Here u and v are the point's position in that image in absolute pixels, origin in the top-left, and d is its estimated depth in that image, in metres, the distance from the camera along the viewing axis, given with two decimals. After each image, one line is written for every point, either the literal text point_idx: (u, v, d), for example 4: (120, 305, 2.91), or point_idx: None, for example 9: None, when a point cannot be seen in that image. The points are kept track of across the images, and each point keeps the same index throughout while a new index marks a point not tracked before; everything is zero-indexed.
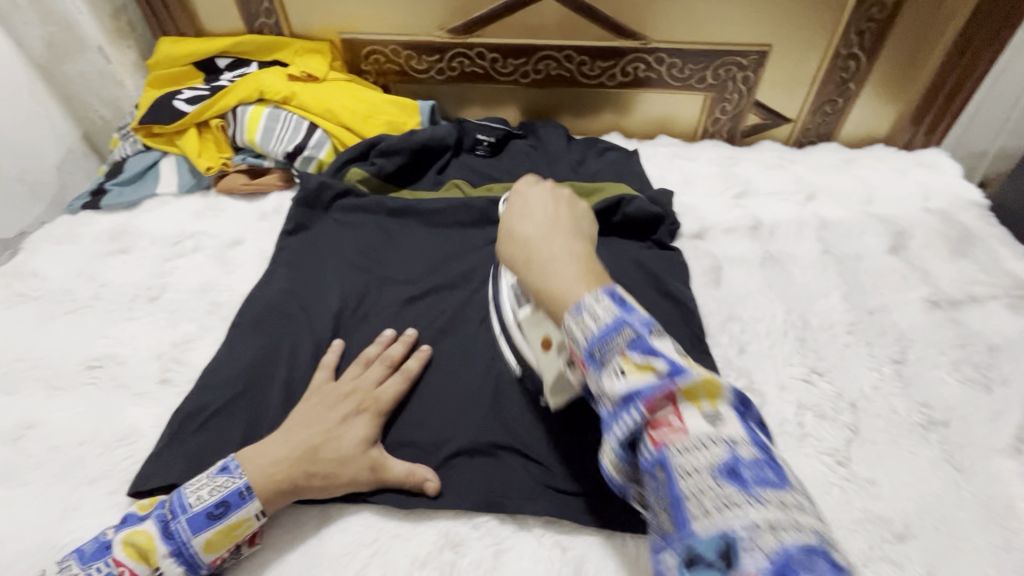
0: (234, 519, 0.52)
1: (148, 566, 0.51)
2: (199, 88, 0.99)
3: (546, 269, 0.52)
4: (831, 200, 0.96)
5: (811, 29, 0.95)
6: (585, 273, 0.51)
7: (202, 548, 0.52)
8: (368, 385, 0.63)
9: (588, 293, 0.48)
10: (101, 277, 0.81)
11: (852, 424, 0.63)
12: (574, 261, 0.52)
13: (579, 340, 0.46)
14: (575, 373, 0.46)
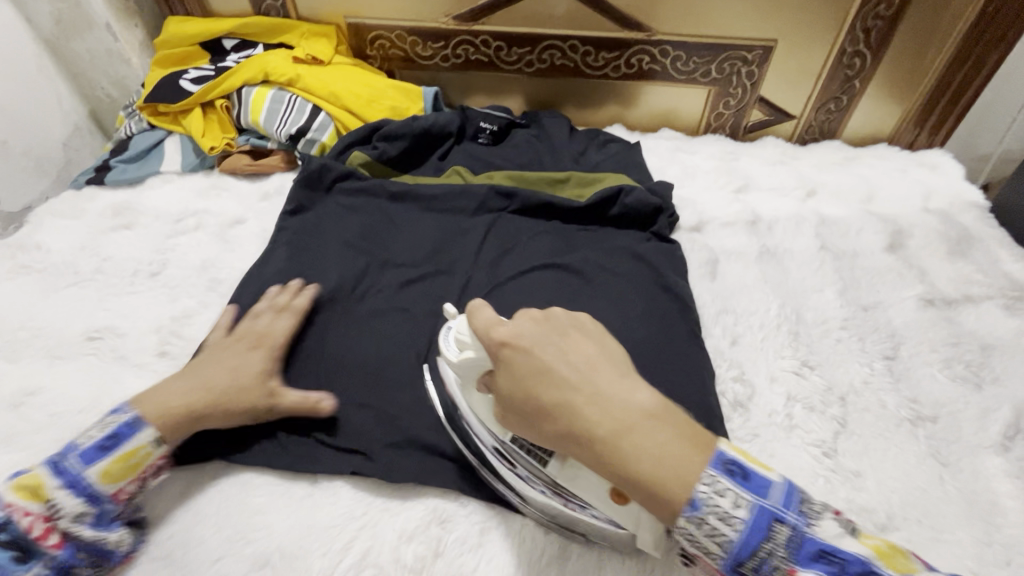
0: (129, 446, 0.53)
1: (43, 504, 0.50)
2: (205, 68, 0.99)
3: (544, 375, 0.46)
4: (831, 197, 0.96)
5: (817, 24, 0.95)
6: (585, 360, 0.47)
7: (99, 477, 0.52)
8: (258, 329, 0.66)
9: (613, 389, 0.45)
10: (103, 251, 0.82)
11: (841, 417, 0.64)
12: (565, 350, 0.47)
13: (605, 437, 0.43)
14: (644, 495, 0.42)
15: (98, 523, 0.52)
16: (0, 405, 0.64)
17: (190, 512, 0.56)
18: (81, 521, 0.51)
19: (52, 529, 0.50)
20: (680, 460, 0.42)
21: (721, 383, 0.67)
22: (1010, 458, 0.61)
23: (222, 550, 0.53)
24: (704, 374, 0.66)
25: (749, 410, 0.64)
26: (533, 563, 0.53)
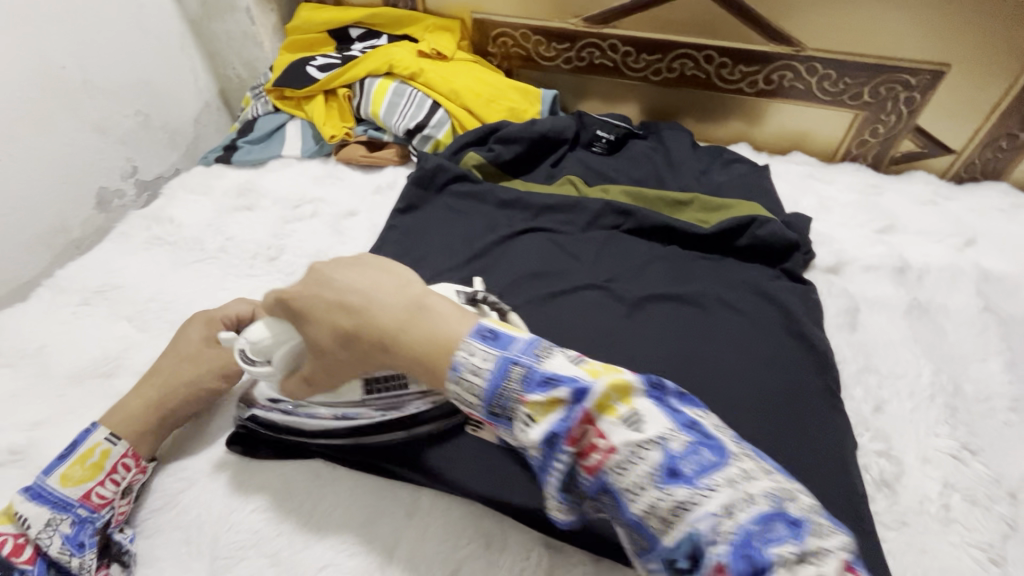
0: (84, 448, 0.55)
1: (11, 523, 0.51)
2: (331, 56, 1.01)
3: (368, 305, 0.46)
4: (995, 248, 0.84)
5: (1006, 50, 0.82)
6: (372, 283, 0.47)
7: (59, 481, 0.54)
8: (210, 314, 0.68)
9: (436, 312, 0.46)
10: (227, 231, 0.85)
11: (1011, 518, 0.55)
12: (371, 276, 0.48)
13: (440, 345, 0.44)
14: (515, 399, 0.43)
15: (70, 531, 0.52)
16: (133, 372, 0.67)
17: (297, 512, 0.56)
18: (51, 530, 0.51)
19: (23, 544, 0.51)
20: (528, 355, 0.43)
21: (863, 455, 0.59)
22: None
23: (329, 558, 0.53)
24: (845, 443, 0.59)
25: (896, 493, 0.57)
26: None
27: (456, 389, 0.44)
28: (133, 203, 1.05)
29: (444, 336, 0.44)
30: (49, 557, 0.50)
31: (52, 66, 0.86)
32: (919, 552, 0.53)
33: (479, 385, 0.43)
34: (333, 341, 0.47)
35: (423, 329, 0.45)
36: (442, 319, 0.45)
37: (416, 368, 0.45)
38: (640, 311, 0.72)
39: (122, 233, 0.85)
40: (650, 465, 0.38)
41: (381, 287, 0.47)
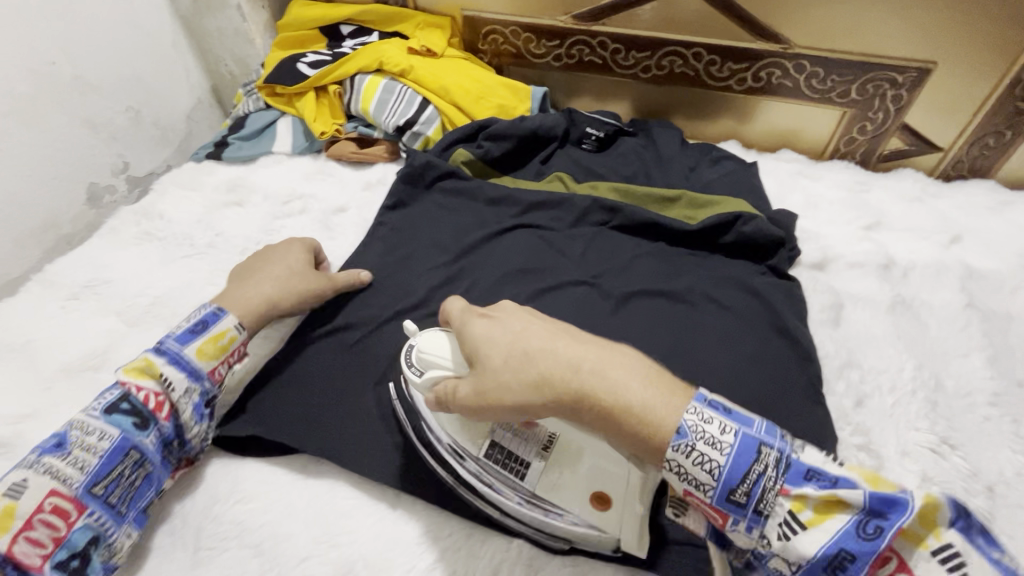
0: (218, 329, 0.62)
1: (154, 381, 0.57)
2: (322, 52, 1.01)
3: (543, 351, 0.48)
4: (981, 245, 0.84)
5: (991, 47, 0.83)
6: (548, 330, 0.50)
7: (195, 354, 0.59)
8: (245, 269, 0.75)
9: (614, 372, 0.45)
10: (217, 226, 0.85)
11: (988, 511, 0.55)
12: (524, 318, 0.52)
13: (575, 385, 0.45)
14: (615, 428, 0.45)
15: (200, 402, 0.59)
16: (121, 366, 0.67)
17: (280, 503, 0.57)
18: (187, 398, 0.58)
19: (165, 403, 0.56)
20: (665, 402, 0.44)
21: (843, 450, 0.60)
22: None
23: (310, 549, 0.53)
24: (825, 438, 0.60)
25: None
26: None
27: (589, 410, 0.45)
28: (124, 198, 1.05)
29: (605, 390, 0.45)
30: (180, 423, 0.57)
31: (42, 61, 0.87)
32: None
33: (610, 416, 0.44)
34: (564, 403, 0.46)
35: (601, 373, 0.45)
36: (578, 355, 0.47)
37: (509, 410, 0.47)
38: (623, 306, 0.72)
39: (113, 228, 0.85)
40: (717, 465, 0.41)
41: (608, 362, 0.46)
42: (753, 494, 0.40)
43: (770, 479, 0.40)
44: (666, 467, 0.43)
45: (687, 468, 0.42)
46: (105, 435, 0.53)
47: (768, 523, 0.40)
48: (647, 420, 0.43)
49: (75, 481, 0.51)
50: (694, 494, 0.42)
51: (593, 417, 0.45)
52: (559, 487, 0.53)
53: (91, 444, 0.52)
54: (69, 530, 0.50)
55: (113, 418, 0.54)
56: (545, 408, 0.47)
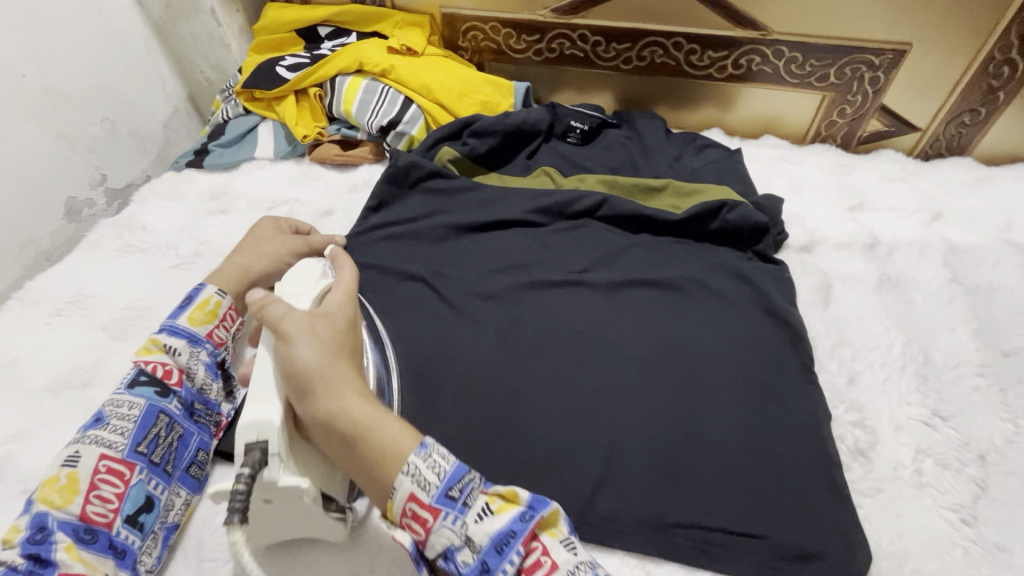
0: (201, 298, 0.64)
1: (162, 354, 0.59)
2: (301, 55, 1.00)
3: (343, 397, 0.48)
4: (961, 221, 0.86)
5: (963, 26, 0.84)
6: (333, 351, 0.51)
7: (188, 322, 0.62)
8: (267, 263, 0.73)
9: (390, 433, 0.48)
10: (201, 235, 0.83)
11: (980, 479, 0.57)
12: (333, 349, 0.51)
13: (357, 424, 0.48)
14: (349, 448, 0.48)
15: (209, 362, 0.62)
16: (110, 382, 0.65)
17: None
18: (195, 359, 0.61)
19: (173, 370, 0.59)
20: (393, 443, 0.47)
21: (839, 427, 0.61)
22: None
23: None
24: (821, 416, 0.60)
25: (871, 461, 0.58)
26: None
27: (354, 448, 0.47)
28: (104, 211, 1.03)
29: (368, 433, 0.47)
30: (195, 386, 0.60)
31: (12, 74, 0.85)
32: (895, 516, 0.54)
33: (360, 459, 0.47)
34: (323, 428, 0.48)
35: (374, 443, 0.47)
36: (370, 408, 0.49)
37: (297, 387, 0.48)
38: (615, 297, 0.72)
39: (94, 242, 0.83)
40: None
41: (381, 423, 0.48)
42: (472, 496, 0.45)
43: (476, 486, 0.46)
44: (401, 470, 0.45)
45: (417, 468, 0.45)
46: (134, 404, 0.55)
47: (469, 521, 0.44)
48: (380, 461, 0.46)
49: (120, 445, 0.53)
50: (416, 495, 0.45)
51: (353, 450, 0.47)
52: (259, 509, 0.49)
53: (122, 414, 0.54)
54: (127, 486, 0.52)
55: (134, 391, 0.56)
56: (329, 431, 0.48)
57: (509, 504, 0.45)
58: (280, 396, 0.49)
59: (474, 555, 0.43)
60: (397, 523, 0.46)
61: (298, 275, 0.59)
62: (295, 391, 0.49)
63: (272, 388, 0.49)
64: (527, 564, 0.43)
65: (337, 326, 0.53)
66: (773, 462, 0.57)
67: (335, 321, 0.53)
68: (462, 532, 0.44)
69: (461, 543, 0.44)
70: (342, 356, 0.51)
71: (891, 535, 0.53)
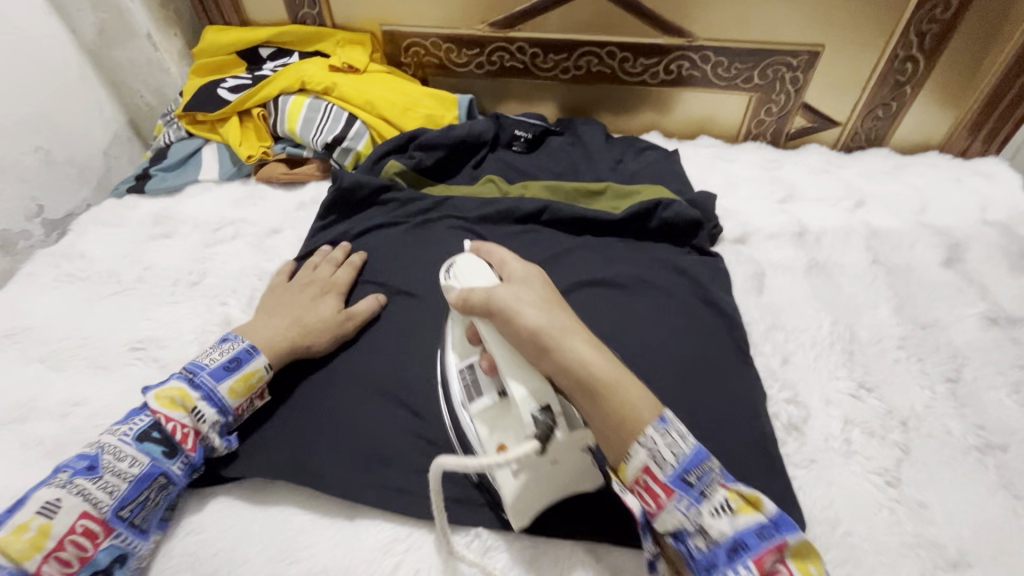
0: (250, 369, 0.61)
1: (184, 413, 0.57)
2: (242, 77, 1.00)
3: (571, 356, 0.48)
4: (881, 208, 0.92)
5: (869, 27, 0.91)
6: (545, 304, 0.52)
7: (226, 391, 0.59)
8: (323, 277, 0.75)
9: (638, 395, 0.47)
10: (145, 261, 0.82)
11: (903, 443, 0.60)
12: (543, 306, 0.51)
13: (603, 377, 0.47)
14: (594, 403, 0.47)
15: (225, 431, 0.60)
16: (48, 416, 0.63)
17: (232, 529, 0.57)
18: (214, 428, 0.58)
19: (190, 433, 0.57)
20: (644, 401, 0.47)
21: (773, 405, 0.64)
22: None
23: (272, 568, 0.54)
24: (755, 395, 0.64)
25: (804, 435, 0.62)
26: None
27: (608, 402, 0.47)
28: (41, 243, 1.00)
29: (604, 376, 0.47)
30: (203, 447, 0.58)
31: None
32: (826, 484, 0.58)
33: (613, 420, 0.46)
34: (568, 382, 0.48)
35: (614, 410, 0.46)
36: (597, 359, 0.48)
37: (527, 336, 0.49)
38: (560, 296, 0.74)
39: (29, 273, 0.81)
40: None
41: (627, 377, 0.48)
42: (710, 487, 0.44)
43: (715, 476, 0.45)
44: (639, 440, 0.45)
45: (654, 442, 0.45)
46: (136, 461, 0.54)
47: (704, 511, 0.44)
48: (631, 419, 0.46)
49: (104, 504, 0.51)
50: (650, 468, 0.45)
51: (607, 410, 0.47)
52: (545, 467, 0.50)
53: (119, 471, 0.53)
54: (96, 550, 0.50)
55: (143, 446, 0.55)
56: (563, 378, 0.48)
57: (750, 506, 0.44)
58: (518, 368, 0.50)
59: (708, 544, 0.43)
60: (628, 487, 0.47)
61: (469, 264, 0.56)
62: (534, 352, 0.49)
63: (504, 359, 0.50)
64: (756, 562, 0.41)
65: (537, 282, 0.54)
66: (711, 443, 0.59)
67: (533, 288, 0.53)
68: (693, 517, 0.44)
69: (691, 529, 0.44)
70: (557, 305, 0.52)
71: (824, 502, 0.56)
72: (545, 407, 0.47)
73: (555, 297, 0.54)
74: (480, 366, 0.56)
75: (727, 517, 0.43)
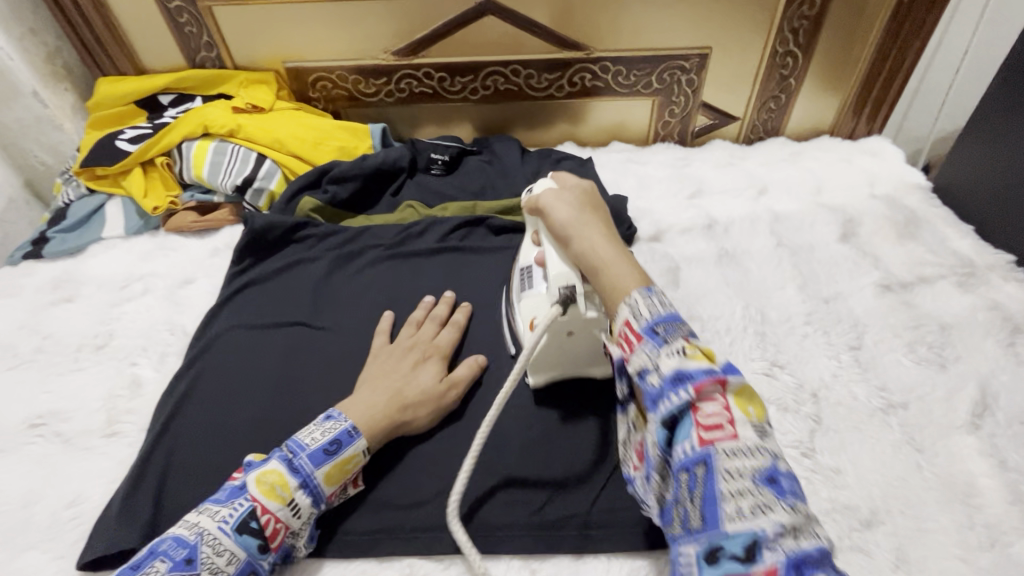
0: (348, 453, 0.56)
1: (282, 505, 0.52)
2: (141, 127, 0.96)
3: (568, 239, 0.59)
4: (783, 194, 0.98)
5: (747, 27, 0.98)
6: (581, 209, 0.62)
7: (324, 479, 0.54)
8: (426, 340, 0.69)
9: (624, 271, 0.55)
10: (45, 329, 0.78)
11: (815, 414, 0.64)
12: (579, 215, 0.61)
13: (600, 260, 0.56)
14: (592, 277, 0.57)
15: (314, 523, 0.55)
16: None
17: None
18: (307, 521, 0.54)
19: (283, 529, 0.52)
20: (635, 273, 0.55)
21: None
22: (981, 435, 0.62)
23: None
24: None
25: None
26: None
27: (602, 283, 0.55)
28: None
29: (596, 260, 0.57)
30: (293, 546, 0.54)
31: None
32: None
33: (605, 291, 0.55)
34: (575, 262, 0.58)
35: (614, 275, 0.55)
36: (591, 246, 0.58)
37: (573, 221, 0.60)
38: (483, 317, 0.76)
39: None
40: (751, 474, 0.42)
41: (622, 262, 0.56)
42: (720, 399, 0.46)
43: (700, 382, 0.47)
44: (625, 300, 0.52)
45: (639, 301, 0.51)
46: (234, 556, 0.49)
47: (694, 426, 0.45)
48: (616, 290, 0.54)
49: None
50: (631, 323, 0.50)
51: (603, 283, 0.55)
52: (562, 340, 0.61)
53: (216, 568, 0.48)
54: None
55: (241, 539, 0.50)
56: (577, 259, 0.58)
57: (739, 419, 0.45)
58: (556, 253, 0.61)
59: (692, 457, 0.44)
60: (614, 337, 0.53)
61: (540, 186, 0.67)
62: (588, 274, 0.57)
63: (551, 257, 0.61)
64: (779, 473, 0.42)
65: (580, 193, 0.65)
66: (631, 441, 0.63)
67: (583, 195, 0.64)
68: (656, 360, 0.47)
69: (652, 367, 0.47)
70: (589, 210, 0.62)
71: None
72: (605, 329, 0.56)
73: (600, 209, 0.64)
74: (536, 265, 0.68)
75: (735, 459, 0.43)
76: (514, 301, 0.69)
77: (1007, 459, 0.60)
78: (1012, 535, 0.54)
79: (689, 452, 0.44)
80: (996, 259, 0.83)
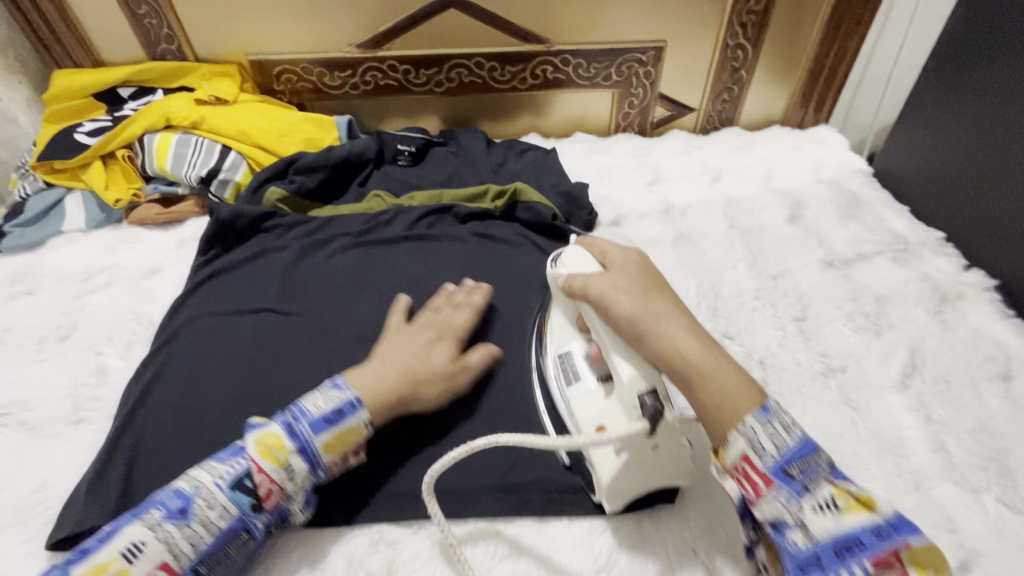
0: (348, 425, 0.57)
1: (277, 467, 0.54)
2: (100, 119, 0.95)
3: (634, 321, 0.53)
4: (736, 180, 1.03)
5: (698, 22, 1.02)
6: (639, 287, 0.56)
7: (322, 447, 0.55)
8: (441, 320, 0.69)
9: (716, 373, 0.50)
10: (5, 322, 0.77)
11: (761, 379, 0.68)
12: (640, 294, 0.55)
13: (693, 371, 0.50)
14: (685, 385, 0.51)
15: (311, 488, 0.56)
16: None
17: None
18: (301, 486, 0.55)
19: (277, 491, 0.53)
20: (735, 384, 0.49)
21: None
22: (910, 393, 0.67)
23: None
24: None
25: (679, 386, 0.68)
26: (488, 562, 0.57)
27: (703, 400, 0.49)
28: None
29: (681, 359, 0.51)
30: (288, 508, 0.55)
31: None
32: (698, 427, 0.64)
33: (710, 407, 0.49)
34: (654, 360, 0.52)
35: (713, 388, 0.49)
36: (673, 339, 0.52)
37: (634, 298, 0.54)
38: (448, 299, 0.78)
39: None
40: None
41: (706, 348, 0.51)
42: (815, 483, 0.45)
43: (822, 475, 0.45)
44: (739, 428, 0.47)
45: (756, 430, 0.46)
46: (225, 512, 0.52)
47: (805, 503, 0.44)
48: (722, 407, 0.48)
49: (185, 557, 0.50)
50: (751, 459, 0.46)
51: (701, 402, 0.49)
52: (645, 455, 0.53)
53: (207, 521, 0.51)
54: None
55: (235, 495, 0.52)
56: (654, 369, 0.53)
57: (862, 508, 0.43)
58: (621, 354, 0.54)
59: (807, 539, 0.44)
60: (726, 471, 0.48)
61: (576, 258, 0.62)
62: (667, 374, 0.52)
63: (614, 346, 0.54)
64: (874, 561, 0.41)
65: (631, 266, 0.59)
66: None
67: (635, 274, 0.57)
68: (794, 508, 0.44)
69: (792, 522, 0.45)
70: (651, 292, 0.56)
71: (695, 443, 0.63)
72: (652, 391, 0.52)
73: (653, 275, 0.58)
74: (584, 353, 0.62)
75: (831, 513, 0.43)
76: (560, 390, 0.63)
77: (932, 413, 0.65)
78: (934, 480, 0.59)
79: (802, 546, 0.44)
80: (928, 236, 0.89)
